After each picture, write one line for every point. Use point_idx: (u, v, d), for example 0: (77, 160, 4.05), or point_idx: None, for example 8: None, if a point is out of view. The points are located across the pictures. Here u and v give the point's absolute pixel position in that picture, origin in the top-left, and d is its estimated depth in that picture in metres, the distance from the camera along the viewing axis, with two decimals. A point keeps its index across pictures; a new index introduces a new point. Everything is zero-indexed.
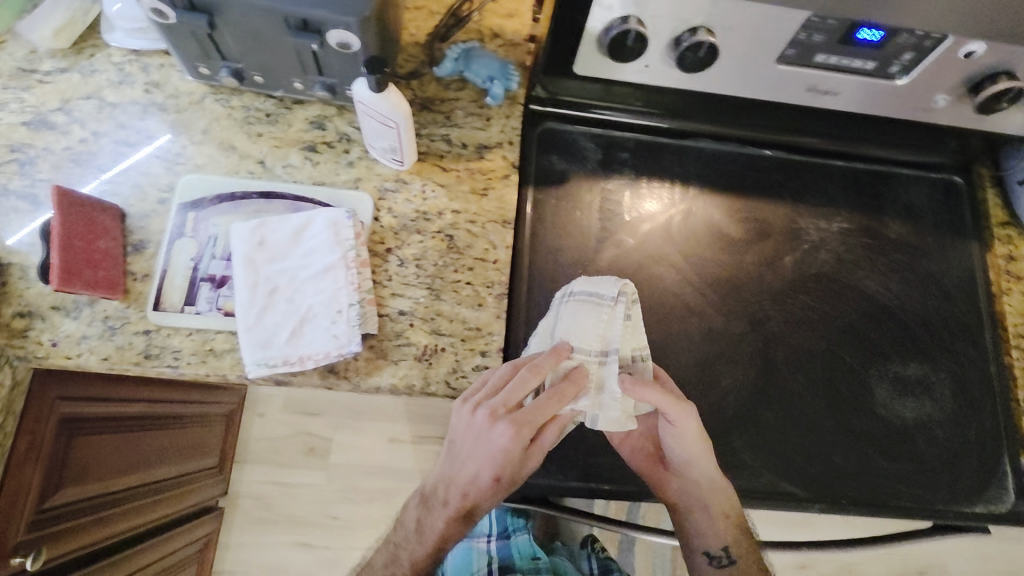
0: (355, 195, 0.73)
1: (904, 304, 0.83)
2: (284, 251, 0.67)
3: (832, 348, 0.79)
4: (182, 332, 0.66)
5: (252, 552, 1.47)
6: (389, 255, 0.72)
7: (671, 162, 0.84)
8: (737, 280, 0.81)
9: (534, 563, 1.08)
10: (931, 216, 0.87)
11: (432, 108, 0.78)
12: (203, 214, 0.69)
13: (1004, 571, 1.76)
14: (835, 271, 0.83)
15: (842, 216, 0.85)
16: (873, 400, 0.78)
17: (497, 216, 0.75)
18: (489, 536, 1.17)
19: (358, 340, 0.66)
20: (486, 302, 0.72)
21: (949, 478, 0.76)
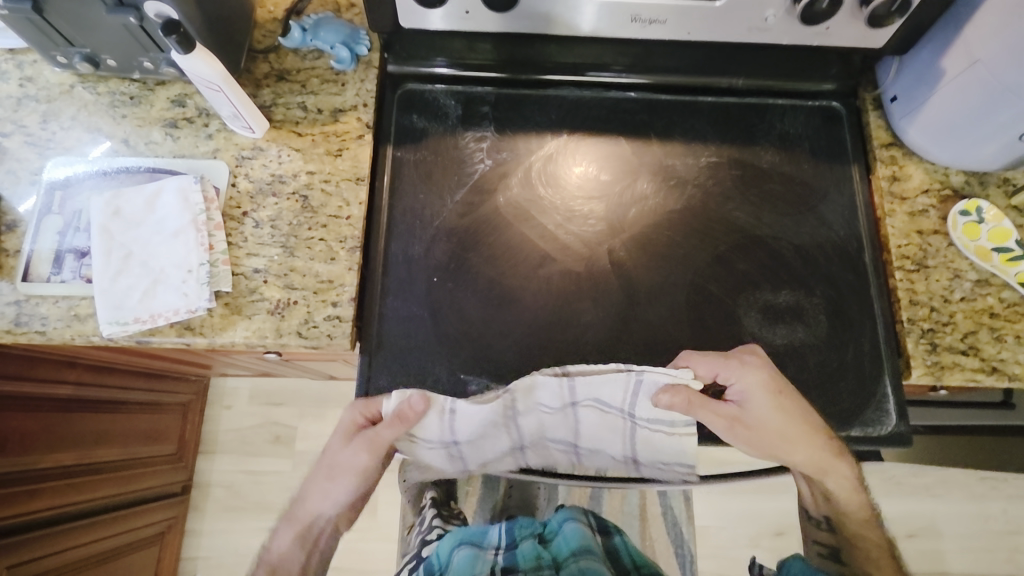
0: (210, 164, 0.77)
1: (776, 233, 0.81)
2: (139, 218, 0.72)
3: (697, 281, 0.78)
4: (49, 300, 0.71)
5: (223, 538, 1.51)
6: (244, 218, 0.75)
7: (533, 112, 0.85)
8: (602, 220, 0.81)
9: (538, 560, 0.92)
10: (807, 143, 0.85)
11: (289, 78, 0.81)
12: (69, 192, 0.74)
13: (1008, 531, 1.50)
14: (703, 205, 0.82)
15: (710, 149, 0.84)
16: (740, 329, 0.77)
17: (350, 174, 0.78)
18: (496, 548, 0.96)
19: (208, 296, 0.70)
20: (339, 256, 0.75)
21: (823, 403, 0.75)
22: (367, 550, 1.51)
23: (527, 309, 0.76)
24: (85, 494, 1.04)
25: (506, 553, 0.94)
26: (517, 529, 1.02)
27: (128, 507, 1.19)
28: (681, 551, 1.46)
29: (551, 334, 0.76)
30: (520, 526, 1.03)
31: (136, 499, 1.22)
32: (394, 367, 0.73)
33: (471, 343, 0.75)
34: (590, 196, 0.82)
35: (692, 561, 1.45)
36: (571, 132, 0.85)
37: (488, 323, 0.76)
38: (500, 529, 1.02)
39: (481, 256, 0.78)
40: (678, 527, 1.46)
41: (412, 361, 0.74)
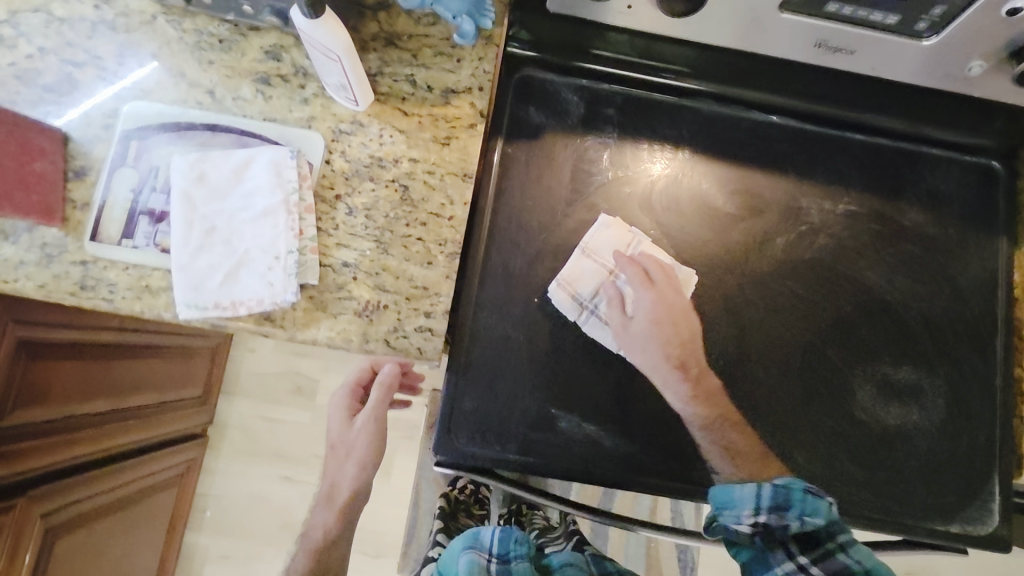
0: (304, 134, 0.68)
1: (907, 301, 0.74)
2: (224, 189, 0.64)
3: (815, 343, 0.72)
4: (119, 266, 0.64)
5: (239, 482, 1.50)
6: (338, 202, 0.67)
7: (662, 123, 0.76)
8: (720, 260, 0.73)
9: None
10: (956, 204, 0.77)
11: (399, 44, 0.71)
12: (147, 144, 0.66)
13: None
14: (834, 259, 0.74)
15: (850, 197, 0.76)
16: (853, 402, 0.71)
17: (457, 169, 0.70)
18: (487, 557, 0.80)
19: (293, 289, 0.63)
20: (436, 261, 0.67)
21: (926, 493, 0.70)
22: (378, 514, 1.51)
23: None
24: (122, 439, 1.01)
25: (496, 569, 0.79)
26: (515, 539, 0.82)
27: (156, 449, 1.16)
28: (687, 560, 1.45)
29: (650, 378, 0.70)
30: (516, 538, 0.83)
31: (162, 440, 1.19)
32: (482, 389, 0.68)
33: (565, 373, 0.69)
34: (712, 229, 0.74)
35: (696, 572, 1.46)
36: (701, 153, 0.76)
37: (586, 356, 0.70)
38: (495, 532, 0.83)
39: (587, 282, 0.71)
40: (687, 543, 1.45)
41: (501, 385, 0.68)
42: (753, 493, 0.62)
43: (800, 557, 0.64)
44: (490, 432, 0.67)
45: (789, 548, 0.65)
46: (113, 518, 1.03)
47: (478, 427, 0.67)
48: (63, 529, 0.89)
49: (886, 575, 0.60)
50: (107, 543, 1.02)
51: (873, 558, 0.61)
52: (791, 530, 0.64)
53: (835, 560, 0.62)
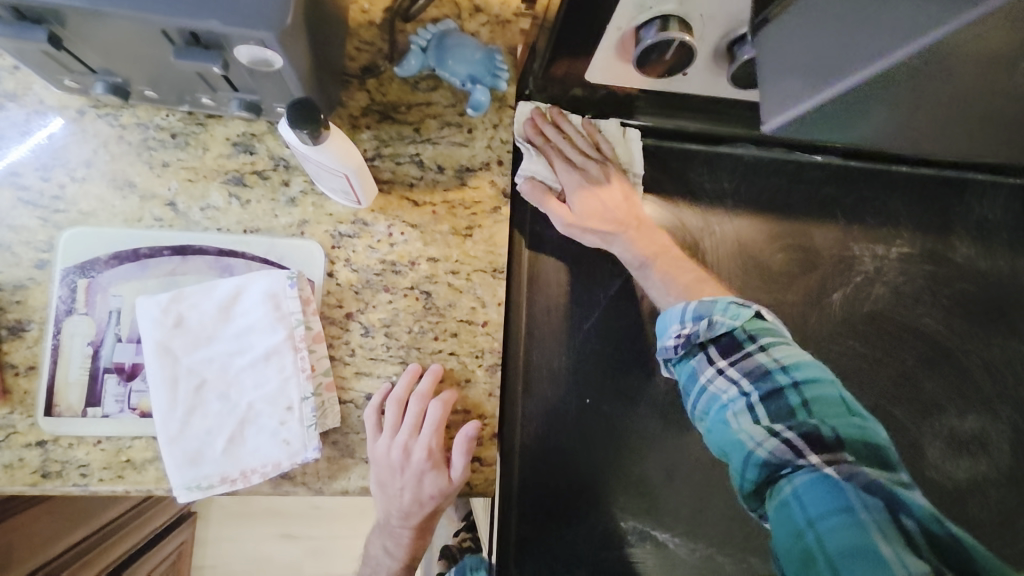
0: (298, 245, 0.56)
1: (965, 344, 0.70)
2: (211, 333, 0.52)
3: (881, 404, 0.67)
4: (88, 442, 0.51)
5: (232, 547, 1.40)
6: (350, 322, 0.57)
7: (700, 177, 0.68)
8: (776, 324, 0.67)
9: None
10: (1005, 232, 0.73)
11: (397, 117, 0.59)
12: (99, 282, 0.53)
13: None
14: (892, 308, 0.69)
15: (903, 238, 0.71)
16: (923, 462, 0.67)
17: (485, 263, 0.59)
18: None
19: (315, 443, 0.52)
20: (475, 377, 0.58)
21: (999, 545, 0.68)
22: None
23: (690, 436, 0.64)
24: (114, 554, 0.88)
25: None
26: None
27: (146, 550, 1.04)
28: None
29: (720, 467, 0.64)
30: None
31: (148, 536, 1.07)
32: (541, 510, 0.61)
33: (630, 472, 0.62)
34: (764, 289, 0.68)
35: None
36: (746, 207, 0.68)
37: (650, 454, 0.63)
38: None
39: (638, 370, 0.64)
40: None
41: (564, 504, 0.61)
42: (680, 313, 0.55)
43: (717, 360, 0.54)
44: (557, 558, 0.61)
45: (709, 352, 0.54)
46: None
47: (542, 553, 0.60)
48: None
49: (811, 367, 0.51)
50: None
51: (792, 355, 0.51)
52: (708, 339, 0.54)
53: (751, 361, 0.52)
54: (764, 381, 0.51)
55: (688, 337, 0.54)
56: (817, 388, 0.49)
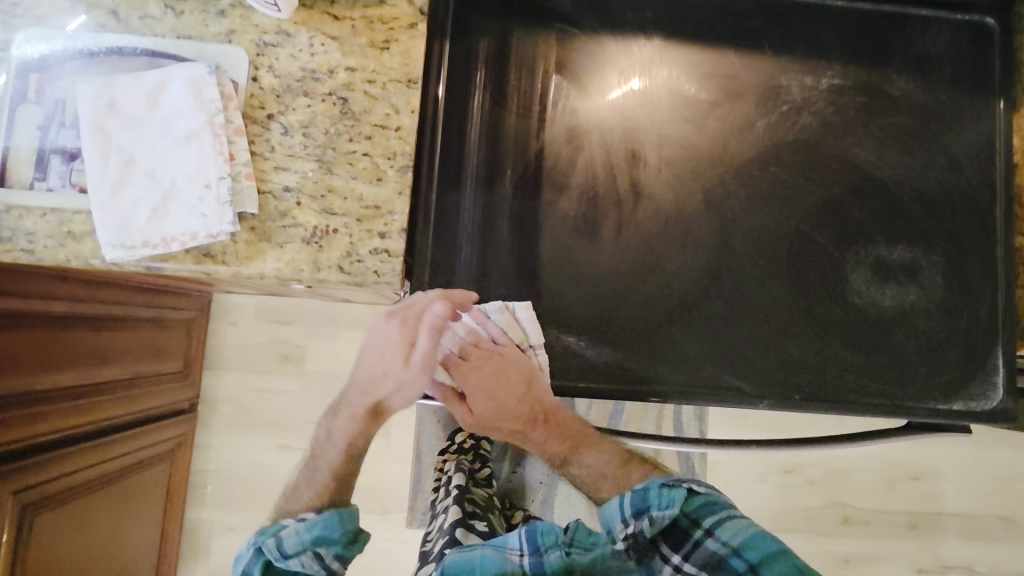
0: (225, 50, 0.61)
1: (898, 175, 0.69)
2: (140, 117, 0.58)
3: (803, 229, 0.67)
4: (35, 213, 0.58)
5: (234, 451, 1.37)
6: (271, 122, 0.61)
7: (623, 7, 0.69)
8: (696, 150, 0.67)
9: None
10: (948, 68, 0.71)
11: None
12: (48, 76, 0.59)
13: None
14: (819, 138, 0.69)
15: (834, 70, 0.70)
16: (845, 287, 0.67)
17: (400, 74, 0.63)
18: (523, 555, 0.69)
19: (230, 218, 0.58)
20: (387, 177, 0.62)
21: (925, 373, 0.66)
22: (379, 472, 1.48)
23: (601, 251, 0.65)
24: (100, 414, 0.98)
25: (306, 526, 0.67)
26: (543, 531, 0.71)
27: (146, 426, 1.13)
28: None
29: (633, 281, 0.65)
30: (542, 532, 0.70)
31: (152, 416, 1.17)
32: None
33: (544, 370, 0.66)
34: (685, 117, 0.68)
35: None
36: (667, 38, 0.69)
37: (560, 266, 0.65)
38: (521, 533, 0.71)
39: (551, 188, 0.66)
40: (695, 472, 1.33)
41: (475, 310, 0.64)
42: (618, 506, 0.73)
43: (672, 557, 0.70)
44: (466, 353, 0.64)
45: (660, 548, 0.71)
46: (106, 492, 1.01)
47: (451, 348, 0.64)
48: (45, 507, 0.86)
49: (759, 542, 0.66)
50: (104, 518, 1.01)
51: (739, 535, 0.68)
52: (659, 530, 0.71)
53: (703, 547, 0.68)
54: (719, 566, 0.66)
55: (634, 533, 0.72)
56: (773, 563, 0.64)
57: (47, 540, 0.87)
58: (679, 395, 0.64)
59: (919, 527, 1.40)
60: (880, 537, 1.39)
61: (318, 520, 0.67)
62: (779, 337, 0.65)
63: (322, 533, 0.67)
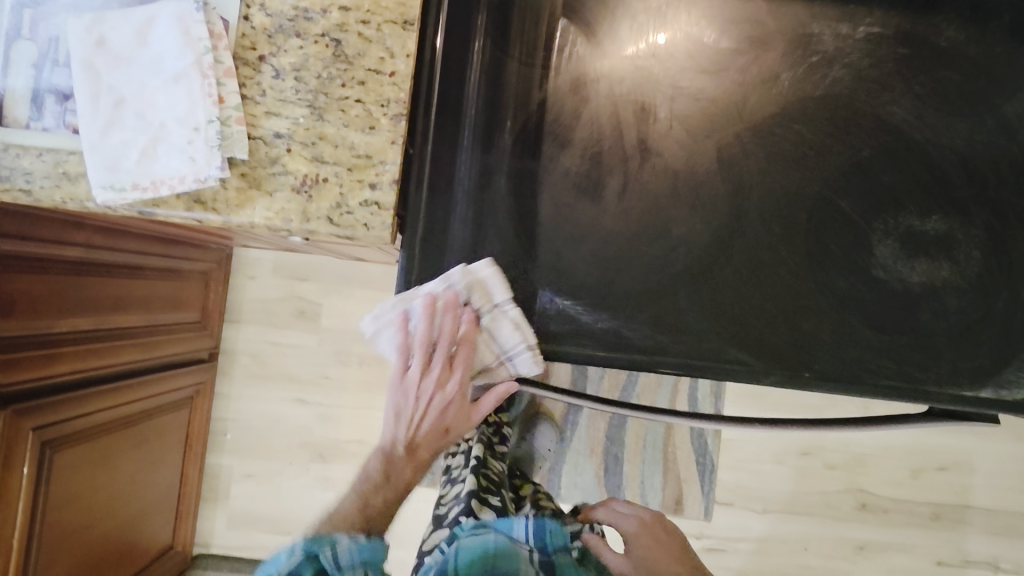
0: None
1: (939, 138, 0.62)
2: (130, 55, 0.56)
3: (825, 194, 0.62)
4: (32, 153, 0.58)
5: (251, 403, 1.41)
6: (262, 64, 0.59)
7: None
8: (712, 106, 0.63)
9: None
10: (1007, 16, 0.63)
11: None
12: (42, 11, 0.58)
13: None
14: (851, 94, 0.62)
15: (875, 16, 0.63)
16: (869, 259, 0.62)
17: (396, 15, 0.60)
18: None
19: (218, 163, 0.57)
20: (380, 125, 0.59)
21: (952, 356, 0.62)
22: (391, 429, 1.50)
23: (603, 212, 0.62)
24: (118, 358, 1.02)
25: (357, 546, 0.64)
26: None
27: (164, 372, 1.17)
28: (704, 460, 1.34)
29: (635, 245, 0.62)
30: None
31: (170, 363, 1.20)
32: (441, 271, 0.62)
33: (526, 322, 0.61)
34: (703, 69, 0.63)
35: (712, 470, 1.34)
36: None
37: (558, 225, 0.62)
38: (528, 523, 0.81)
39: (553, 142, 0.62)
40: (705, 447, 1.34)
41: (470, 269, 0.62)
42: None
43: None
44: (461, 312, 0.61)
45: None
46: (123, 433, 1.06)
47: None
48: (62, 445, 0.91)
49: None
50: (122, 457, 1.06)
51: None
52: None
53: None
54: None
55: None
56: None
57: (67, 473, 0.92)
58: (681, 369, 0.61)
59: (943, 519, 1.35)
60: (900, 527, 1.35)
61: (360, 548, 0.64)
62: (793, 310, 0.61)
63: (369, 557, 0.64)
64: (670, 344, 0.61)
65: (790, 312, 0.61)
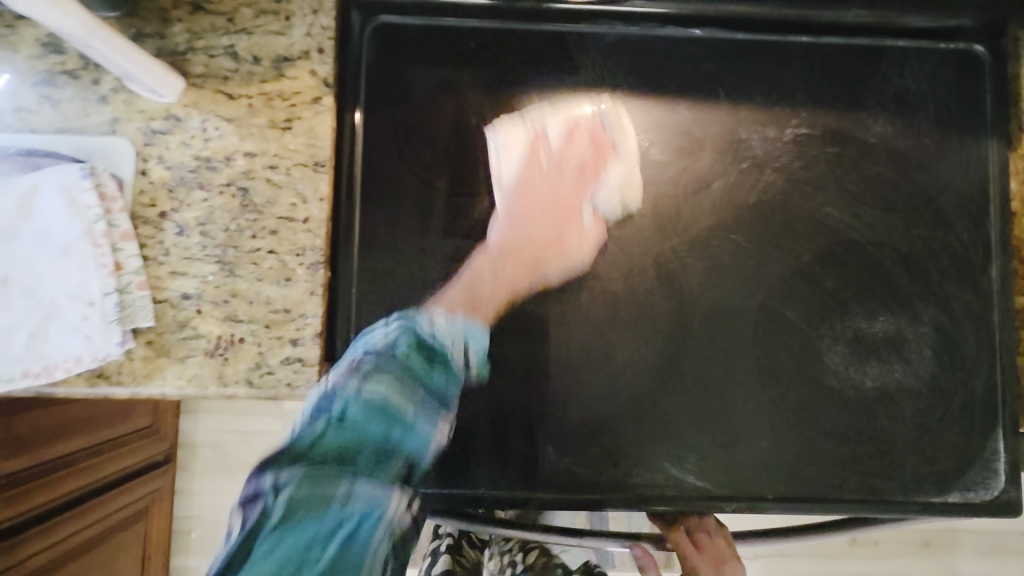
0: (107, 143, 0.55)
1: (878, 235, 0.61)
2: (14, 230, 0.51)
3: (770, 304, 0.60)
4: None
5: (212, 503, 1.34)
6: (164, 221, 0.55)
7: (558, 59, 0.61)
8: (647, 220, 0.60)
9: None
10: (930, 107, 0.63)
11: (208, 8, 0.58)
12: None
13: None
14: (786, 197, 0.61)
15: (800, 116, 0.62)
16: (821, 368, 0.59)
17: (305, 157, 0.57)
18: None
19: (119, 338, 0.52)
20: (296, 276, 0.55)
21: (916, 462, 0.59)
22: None
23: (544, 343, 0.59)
24: (55, 490, 0.95)
25: None
26: None
27: (115, 487, 1.10)
28: None
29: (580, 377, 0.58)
30: None
31: (123, 474, 1.14)
32: None
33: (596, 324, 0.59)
34: (634, 182, 0.61)
35: None
36: (610, 91, 0.62)
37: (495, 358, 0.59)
38: None
39: None
40: None
41: None
42: None
43: None
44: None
45: None
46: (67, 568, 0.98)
47: None
48: None
49: None
50: None
51: None
52: None
53: None
54: None
55: None
56: None
57: None
58: (640, 501, 0.58)
59: (932, 545, 1.32)
60: (891, 557, 1.32)
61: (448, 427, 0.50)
62: (748, 428, 0.59)
63: None
64: (629, 474, 0.58)
65: (748, 431, 0.59)
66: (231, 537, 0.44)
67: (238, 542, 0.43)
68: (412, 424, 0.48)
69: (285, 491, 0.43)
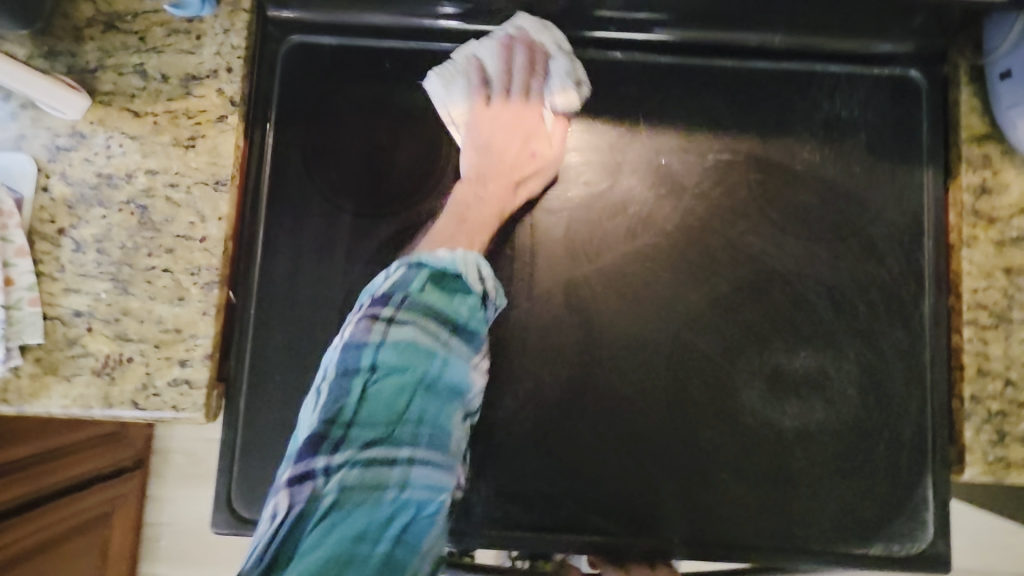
0: (9, 158, 0.55)
1: (803, 267, 0.58)
2: None
3: (684, 336, 0.57)
4: None
5: None
6: (62, 237, 0.55)
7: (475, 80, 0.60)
8: (560, 246, 0.58)
9: None
10: (863, 134, 0.60)
11: (121, 27, 0.57)
12: None
13: None
14: (705, 225, 0.59)
15: (722, 141, 0.60)
16: (737, 405, 0.56)
17: (207, 175, 0.56)
18: None
19: (2, 356, 0.51)
20: (189, 295, 0.55)
21: (838, 509, 0.56)
22: None
23: None
24: None
25: None
26: None
27: None
28: None
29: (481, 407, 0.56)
30: None
31: None
32: (266, 450, 0.57)
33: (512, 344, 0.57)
34: (548, 206, 0.59)
35: None
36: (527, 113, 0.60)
37: None
38: None
39: None
40: None
41: None
42: None
43: None
44: None
45: None
46: None
47: (267, 483, 0.57)
48: None
49: None
50: None
51: None
52: None
53: None
54: None
55: None
56: None
57: None
58: (540, 542, 0.55)
59: None
60: None
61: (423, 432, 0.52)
62: (656, 467, 0.56)
63: None
64: (531, 509, 0.56)
65: (657, 470, 0.56)
66: (277, 521, 0.43)
67: (296, 522, 0.43)
68: (445, 362, 0.50)
69: (339, 476, 0.44)
